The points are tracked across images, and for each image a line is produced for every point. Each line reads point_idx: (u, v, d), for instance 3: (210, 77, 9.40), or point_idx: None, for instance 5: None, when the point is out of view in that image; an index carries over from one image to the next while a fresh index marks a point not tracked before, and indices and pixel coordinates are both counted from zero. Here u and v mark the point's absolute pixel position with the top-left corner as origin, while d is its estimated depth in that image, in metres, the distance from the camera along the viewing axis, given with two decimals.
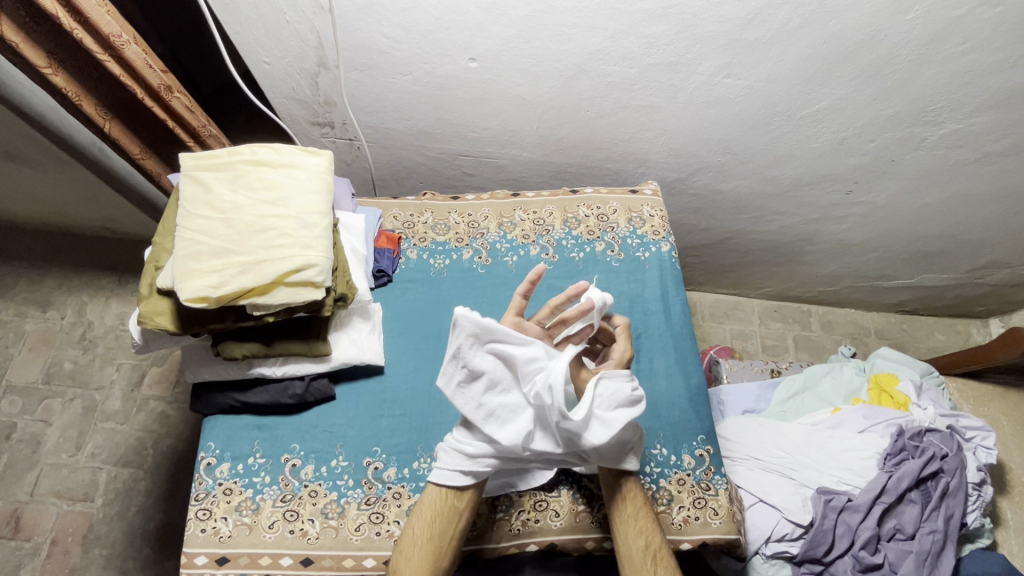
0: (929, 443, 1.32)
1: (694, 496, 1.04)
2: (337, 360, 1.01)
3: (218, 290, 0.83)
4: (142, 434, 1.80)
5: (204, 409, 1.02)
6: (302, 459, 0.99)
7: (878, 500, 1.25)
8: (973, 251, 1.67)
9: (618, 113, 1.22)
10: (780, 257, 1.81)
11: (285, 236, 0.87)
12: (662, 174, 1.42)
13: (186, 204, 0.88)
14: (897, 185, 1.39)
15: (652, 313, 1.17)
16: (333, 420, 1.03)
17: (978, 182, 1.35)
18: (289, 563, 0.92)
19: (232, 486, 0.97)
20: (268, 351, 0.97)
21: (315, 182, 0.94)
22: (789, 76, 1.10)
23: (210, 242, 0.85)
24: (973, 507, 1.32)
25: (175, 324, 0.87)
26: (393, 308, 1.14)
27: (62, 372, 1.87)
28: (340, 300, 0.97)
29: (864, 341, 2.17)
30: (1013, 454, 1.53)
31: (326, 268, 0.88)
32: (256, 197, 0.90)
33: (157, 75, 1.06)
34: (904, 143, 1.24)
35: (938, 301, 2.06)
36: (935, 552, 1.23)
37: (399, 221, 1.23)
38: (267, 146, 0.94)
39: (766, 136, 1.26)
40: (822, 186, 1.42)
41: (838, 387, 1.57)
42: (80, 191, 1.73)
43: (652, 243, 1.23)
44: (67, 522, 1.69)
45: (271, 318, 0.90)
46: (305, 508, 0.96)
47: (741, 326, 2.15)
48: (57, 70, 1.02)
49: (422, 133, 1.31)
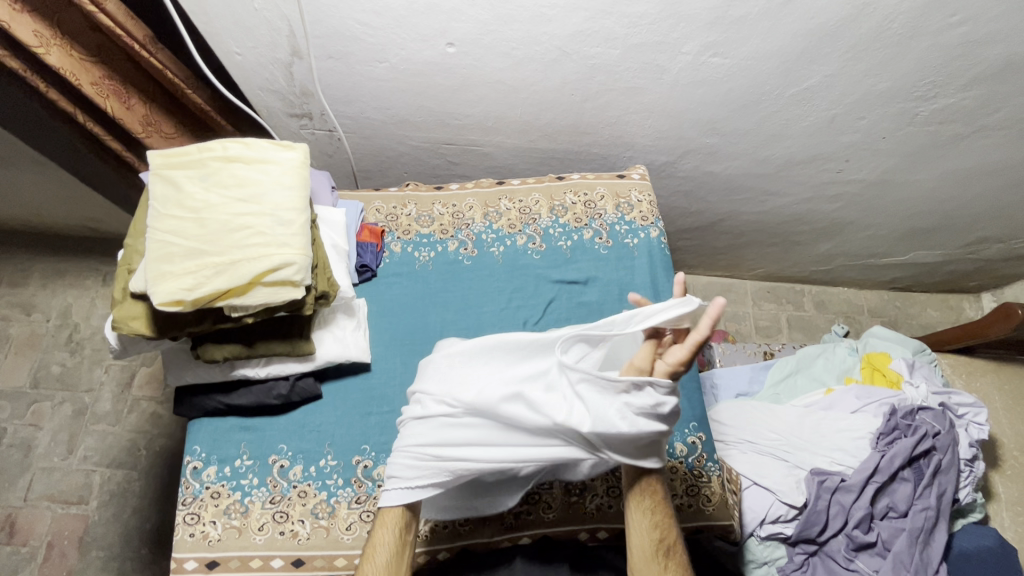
0: (920, 421, 1.33)
1: (687, 484, 1.04)
2: (321, 358, 0.99)
3: (193, 293, 0.80)
4: (134, 435, 1.78)
5: (188, 412, 1.00)
6: (290, 460, 0.98)
7: (870, 479, 1.25)
8: (965, 226, 1.66)
9: (603, 96, 1.19)
10: (772, 238, 1.79)
11: (260, 234, 0.85)
12: (651, 158, 1.40)
13: (157, 204, 0.85)
14: (889, 162, 1.37)
15: (641, 300, 1.15)
16: (320, 419, 1.02)
17: (970, 157, 1.33)
18: (279, 564, 0.91)
19: (219, 490, 0.95)
20: (249, 352, 0.94)
21: (290, 177, 0.91)
22: (777, 54, 1.07)
23: (183, 243, 0.83)
24: (965, 483, 1.33)
25: (151, 329, 0.85)
26: (378, 304, 1.12)
27: (50, 376, 1.84)
28: (322, 298, 0.95)
29: (857, 319, 2.17)
30: (1005, 428, 1.54)
31: (305, 266, 0.86)
32: (228, 195, 0.87)
33: (141, 27, 1.02)
34: (895, 119, 1.22)
35: (931, 277, 2.05)
36: (927, 528, 1.23)
37: (382, 214, 1.20)
38: (239, 141, 0.91)
39: (755, 116, 1.24)
40: (813, 165, 1.39)
41: (830, 367, 1.57)
42: (57, 191, 1.69)
43: (640, 229, 1.21)
44: (63, 525, 1.68)
45: (251, 318, 0.88)
46: (294, 509, 0.95)
47: (734, 308, 2.14)
48: (49, 49, 1.00)
49: (402, 122, 1.28)
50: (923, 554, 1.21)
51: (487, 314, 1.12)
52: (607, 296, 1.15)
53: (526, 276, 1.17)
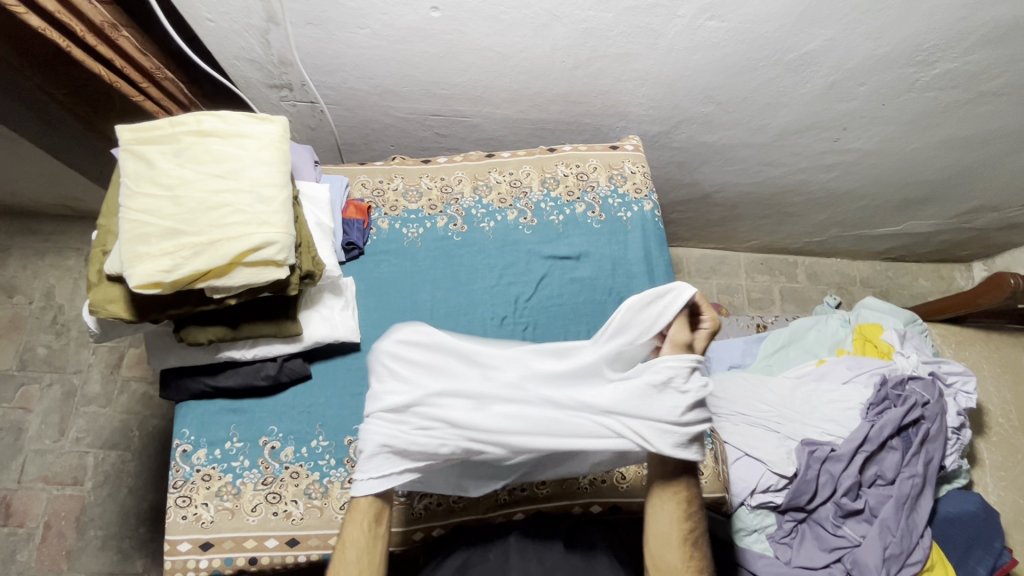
0: (911, 391, 1.34)
1: None
2: (309, 339, 0.97)
3: (172, 275, 0.77)
4: (126, 416, 1.77)
5: (174, 395, 0.98)
6: (281, 441, 0.97)
7: (860, 448, 1.27)
8: (960, 196, 1.64)
9: (596, 63, 1.14)
10: (766, 209, 1.77)
11: (239, 213, 0.81)
12: (645, 128, 1.36)
13: (128, 182, 0.82)
14: (888, 130, 1.34)
15: (634, 276, 1.13)
16: (311, 400, 1.00)
17: (969, 124, 1.30)
18: (274, 544, 0.92)
19: (210, 473, 0.94)
20: (234, 334, 0.92)
21: (269, 152, 0.86)
22: (776, 16, 1.03)
23: (158, 222, 0.79)
24: (951, 450, 1.35)
25: (130, 312, 0.82)
26: (367, 282, 1.10)
27: (37, 358, 1.81)
28: (307, 277, 0.93)
29: (849, 290, 2.17)
30: (992, 397, 1.56)
31: (288, 245, 0.83)
32: (204, 171, 0.83)
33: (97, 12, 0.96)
34: (894, 85, 1.18)
35: (924, 247, 2.05)
36: (914, 495, 1.26)
37: (368, 189, 1.17)
38: (212, 114, 0.86)
39: (752, 83, 1.20)
40: (810, 134, 1.36)
41: (823, 339, 1.57)
42: (31, 168, 1.63)
43: (633, 202, 1.18)
44: (59, 505, 1.69)
45: (233, 300, 0.85)
46: (287, 489, 0.94)
47: (728, 281, 2.14)
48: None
49: (387, 92, 1.23)
50: (908, 520, 1.24)
51: (478, 291, 1.10)
52: (600, 271, 1.13)
53: (517, 251, 1.14)
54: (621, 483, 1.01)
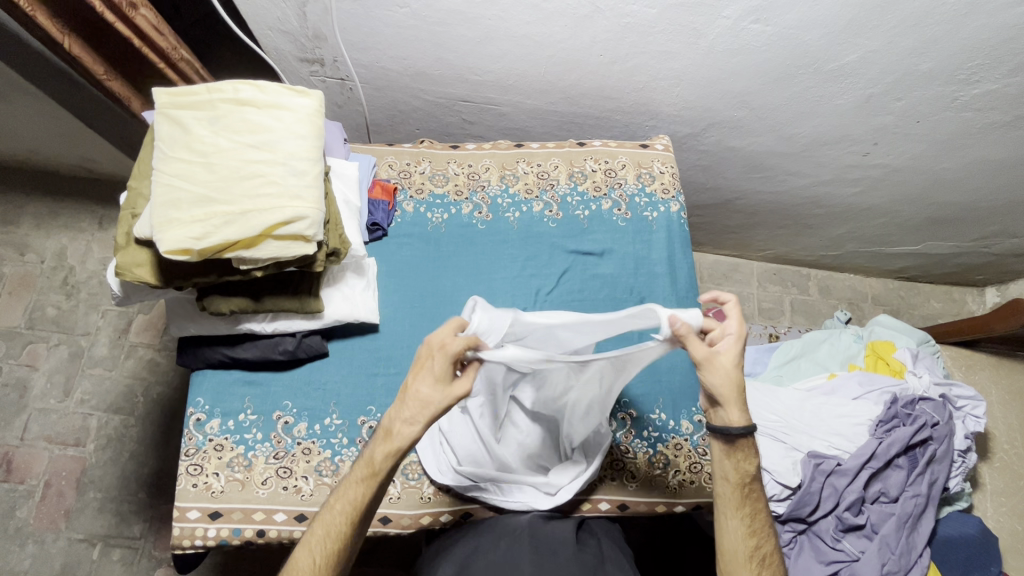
0: (921, 411, 1.34)
1: (690, 461, 1.03)
2: (329, 317, 0.97)
3: (201, 243, 0.77)
4: (132, 381, 1.77)
5: (191, 363, 0.98)
6: (295, 416, 0.97)
7: (866, 464, 1.28)
8: (984, 219, 1.63)
9: (633, 59, 1.13)
10: (786, 219, 1.76)
11: (271, 184, 0.81)
12: (674, 129, 1.35)
13: (162, 145, 0.80)
14: (919, 147, 1.32)
15: (656, 276, 1.13)
16: (327, 378, 1.00)
17: (1002, 147, 1.29)
18: (283, 518, 0.92)
19: (222, 443, 0.94)
20: (257, 306, 0.92)
21: (304, 126, 0.85)
22: (822, 23, 1.01)
23: (191, 189, 0.78)
24: (956, 472, 1.35)
25: (156, 277, 0.81)
26: (388, 264, 1.09)
27: (45, 317, 1.81)
28: (332, 255, 0.92)
29: (860, 306, 2.17)
30: (998, 422, 1.56)
31: (318, 221, 0.82)
32: (239, 141, 0.82)
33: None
34: (932, 103, 1.17)
35: (939, 268, 2.04)
36: (915, 514, 1.27)
37: (394, 170, 1.15)
38: (250, 83, 0.85)
39: (789, 91, 1.18)
40: (839, 145, 1.35)
41: (835, 353, 1.56)
42: (54, 128, 1.63)
43: (660, 202, 1.18)
44: (60, 465, 1.69)
45: (259, 272, 0.85)
46: (298, 465, 0.94)
47: (739, 288, 2.13)
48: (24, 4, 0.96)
49: (419, 74, 1.22)
50: (908, 539, 1.25)
51: (500, 281, 1.10)
52: (623, 269, 1.13)
53: (541, 243, 1.14)
54: (631, 481, 1.02)
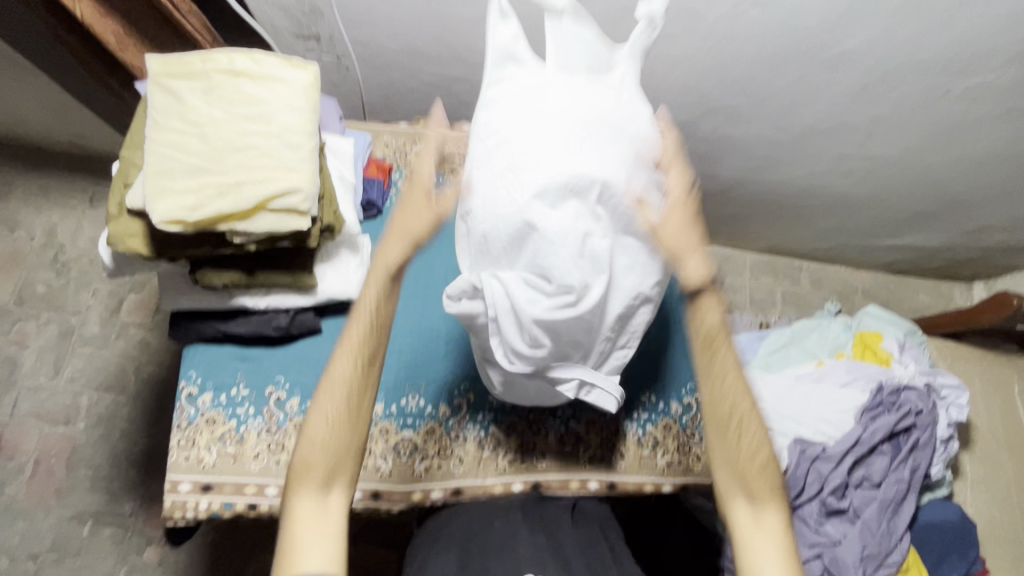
0: (906, 399, 1.35)
1: (678, 443, 1.05)
2: (322, 294, 0.97)
3: (195, 214, 0.76)
4: (123, 360, 1.77)
5: (184, 337, 0.97)
6: (287, 392, 0.97)
7: (851, 450, 1.30)
8: (973, 212, 1.65)
9: (631, 42, 1.13)
10: (779, 210, 1.78)
11: (266, 157, 0.80)
12: (671, 115, 1.35)
13: (154, 114, 0.79)
14: (912, 139, 1.34)
15: None
16: (319, 354, 1.00)
17: (994, 140, 1.30)
18: (275, 492, 0.93)
19: (215, 417, 0.95)
20: (250, 281, 0.91)
21: (299, 99, 0.84)
22: (820, 9, 1.02)
23: (184, 160, 0.78)
24: (938, 460, 1.38)
25: (148, 248, 0.81)
26: (383, 243, 1.08)
27: (35, 295, 1.80)
28: (327, 230, 0.92)
29: (850, 299, 2.19)
30: (979, 412, 1.60)
31: (312, 195, 0.82)
32: (233, 112, 0.81)
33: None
34: (926, 93, 1.18)
35: (928, 262, 2.07)
36: (897, 499, 1.30)
37: (390, 149, 1.14)
38: (245, 53, 0.84)
39: (785, 78, 1.19)
40: (834, 135, 1.36)
41: (824, 342, 1.57)
42: (44, 101, 1.61)
43: None
44: (50, 443, 1.69)
45: (253, 246, 0.84)
46: (291, 441, 0.95)
47: (732, 279, 2.15)
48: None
49: (416, 53, 1.21)
50: (889, 522, 1.28)
51: None
52: None
53: None
54: (620, 461, 1.03)
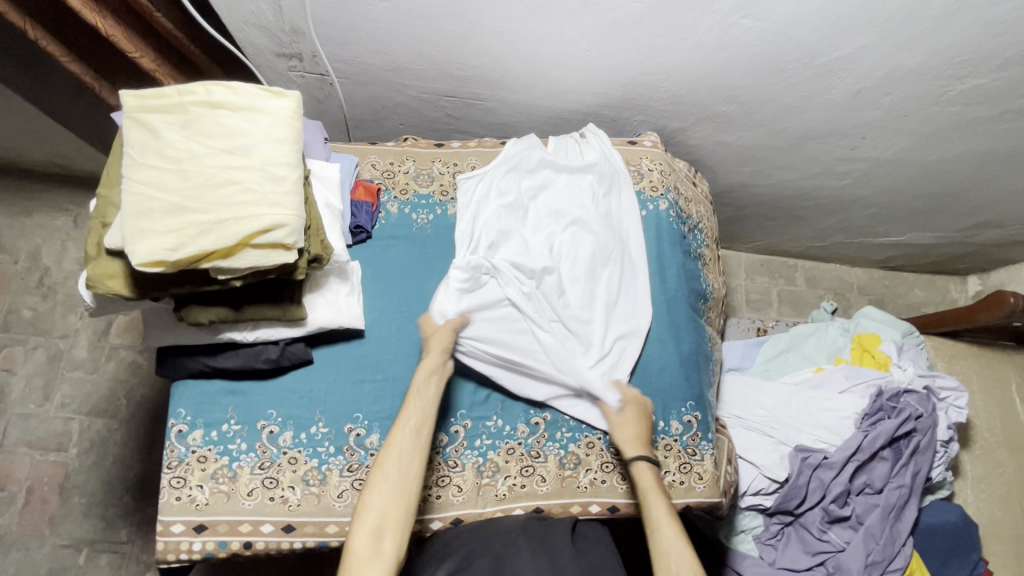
0: (905, 404, 1.35)
1: (679, 462, 1.03)
2: (312, 324, 0.94)
3: (176, 254, 0.74)
4: (114, 384, 1.74)
5: (171, 373, 0.95)
6: (280, 425, 0.95)
7: (852, 458, 1.29)
8: (967, 210, 1.65)
9: (621, 54, 1.11)
10: (774, 211, 1.76)
11: (248, 192, 0.78)
12: (662, 124, 1.33)
13: (131, 151, 0.77)
14: (906, 142, 1.33)
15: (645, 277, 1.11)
16: (312, 385, 0.98)
17: (988, 141, 1.30)
18: (270, 529, 0.91)
19: (206, 454, 0.92)
20: (237, 316, 0.88)
21: (281, 129, 0.82)
22: (811, 18, 1.00)
23: (163, 198, 0.75)
24: (938, 463, 1.38)
25: (130, 289, 0.78)
26: (373, 268, 1.06)
27: (21, 320, 1.76)
28: (315, 261, 0.89)
29: (846, 296, 2.19)
30: (979, 410, 1.60)
31: (298, 229, 0.79)
32: (213, 146, 0.78)
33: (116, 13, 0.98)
34: (919, 97, 1.17)
35: (923, 258, 2.06)
36: (899, 504, 1.30)
37: (378, 170, 1.11)
38: (223, 84, 0.81)
39: (777, 86, 1.17)
40: (828, 140, 1.34)
41: (822, 346, 1.56)
42: (22, 123, 1.57)
43: (649, 200, 1.16)
44: (42, 471, 1.66)
45: (239, 282, 0.82)
46: (285, 475, 0.93)
47: (728, 280, 2.14)
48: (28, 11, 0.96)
49: (401, 69, 1.18)
50: (892, 528, 1.28)
51: None
52: None
53: None
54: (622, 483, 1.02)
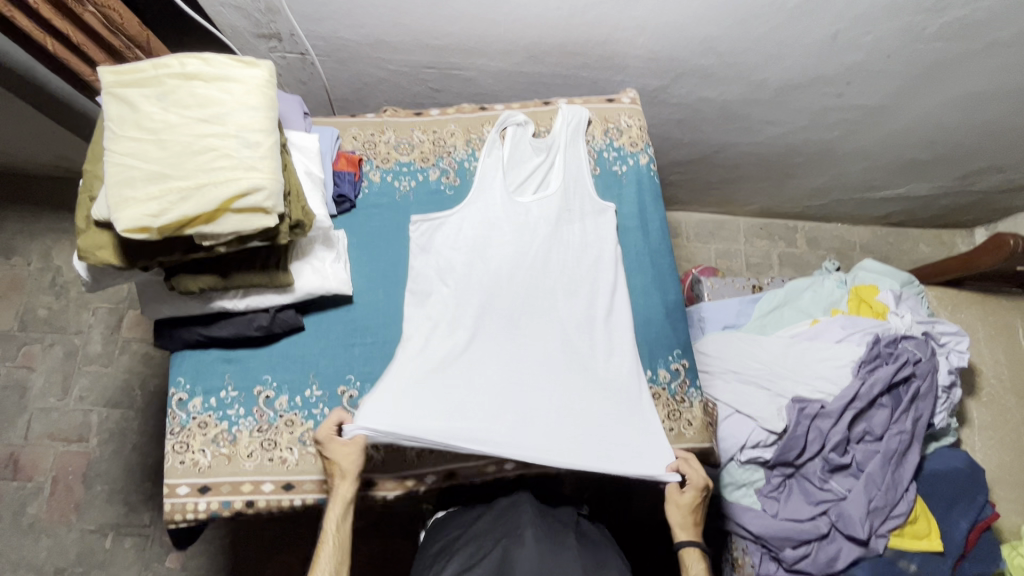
0: (903, 349, 1.34)
1: (668, 409, 1.04)
2: (300, 290, 0.97)
3: (160, 220, 0.77)
4: (128, 375, 1.80)
5: (169, 344, 0.99)
6: (276, 390, 0.99)
7: (850, 405, 1.29)
8: (966, 156, 1.61)
9: (593, 10, 1.11)
10: (767, 170, 1.75)
11: (225, 158, 0.80)
12: (643, 83, 1.32)
13: (111, 125, 0.80)
14: (892, 85, 1.31)
15: (628, 230, 1.12)
16: (305, 351, 1.01)
17: (977, 78, 1.27)
18: (270, 488, 0.94)
19: (206, 420, 0.96)
20: (225, 283, 0.91)
21: (254, 97, 0.84)
22: None
23: (144, 167, 0.78)
24: (941, 409, 1.37)
25: (119, 258, 0.81)
26: (359, 236, 1.08)
27: (38, 319, 1.83)
28: (297, 227, 0.91)
29: (848, 255, 2.16)
30: (984, 357, 1.58)
31: (276, 192, 0.82)
32: (189, 116, 0.81)
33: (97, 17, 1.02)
34: (901, 35, 1.15)
35: (925, 211, 2.03)
36: (900, 450, 1.29)
37: (359, 141, 1.13)
38: (195, 56, 0.83)
39: (754, 33, 1.16)
40: (812, 88, 1.33)
41: (818, 299, 1.55)
42: (22, 127, 1.62)
43: (629, 155, 1.16)
44: (66, 461, 1.73)
45: (223, 248, 0.85)
46: (282, 437, 0.96)
47: (726, 245, 2.12)
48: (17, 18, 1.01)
49: (378, 42, 1.20)
50: (894, 474, 1.28)
51: None
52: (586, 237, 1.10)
53: None
54: None
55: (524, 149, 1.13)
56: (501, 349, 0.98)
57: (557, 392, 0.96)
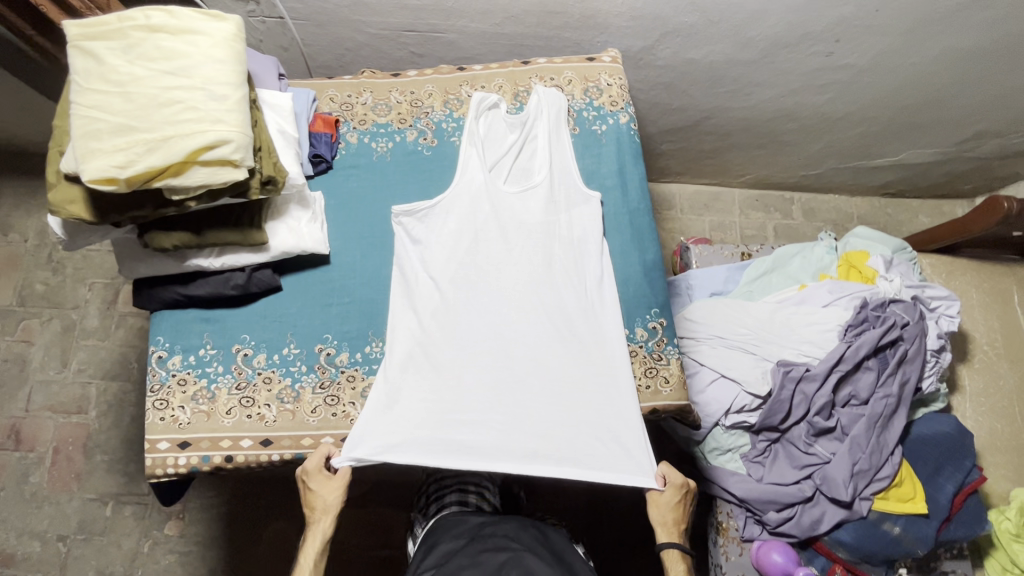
0: (891, 312, 1.33)
1: (645, 366, 1.04)
2: (276, 249, 0.97)
3: (126, 171, 0.77)
4: (125, 348, 1.83)
5: (148, 304, 1.00)
6: (254, 348, 1.00)
7: (835, 368, 1.28)
8: (962, 119, 1.58)
9: None
10: (759, 138, 1.72)
11: (191, 110, 0.80)
12: (627, 43, 1.30)
13: (77, 78, 0.80)
14: (882, 42, 1.28)
15: (607, 189, 1.11)
16: (282, 310, 1.02)
17: (969, 32, 1.24)
18: (249, 444, 0.95)
19: (186, 377, 0.97)
20: (199, 241, 0.92)
21: (220, 50, 0.84)
22: None
23: (110, 119, 0.78)
24: (929, 372, 1.35)
25: (90, 213, 0.82)
26: (336, 197, 1.08)
27: (35, 294, 1.86)
28: (269, 184, 0.91)
29: (845, 227, 2.13)
30: (977, 324, 1.56)
31: (244, 145, 0.82)
32: (155, 68, 0.81)
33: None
34: None
35: (924, 180, 1.99)
36: (886, 414, 1.28)
37: (336, 103, 1.13)
38: (160, 9, 0.83)
39: None
40: (800, 47, 1.30)
41: (807, 265, 1.54)
42: (11, 102, 1.62)
43: (609, 115, 1.15)
44: (66, 432, 1.77)
45: (194, 203, 0.85)
46: (260, 394, 0.97)
47: (721, 218, 2.10)
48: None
49: (356, 4, 1.19)
50: (879, 437, 1.27)
51: None
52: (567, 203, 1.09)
53: None
54: None
55: (500, 125, 1.13)
56: (477, 329, 0.99)
57: (536, 367, 0.98)
